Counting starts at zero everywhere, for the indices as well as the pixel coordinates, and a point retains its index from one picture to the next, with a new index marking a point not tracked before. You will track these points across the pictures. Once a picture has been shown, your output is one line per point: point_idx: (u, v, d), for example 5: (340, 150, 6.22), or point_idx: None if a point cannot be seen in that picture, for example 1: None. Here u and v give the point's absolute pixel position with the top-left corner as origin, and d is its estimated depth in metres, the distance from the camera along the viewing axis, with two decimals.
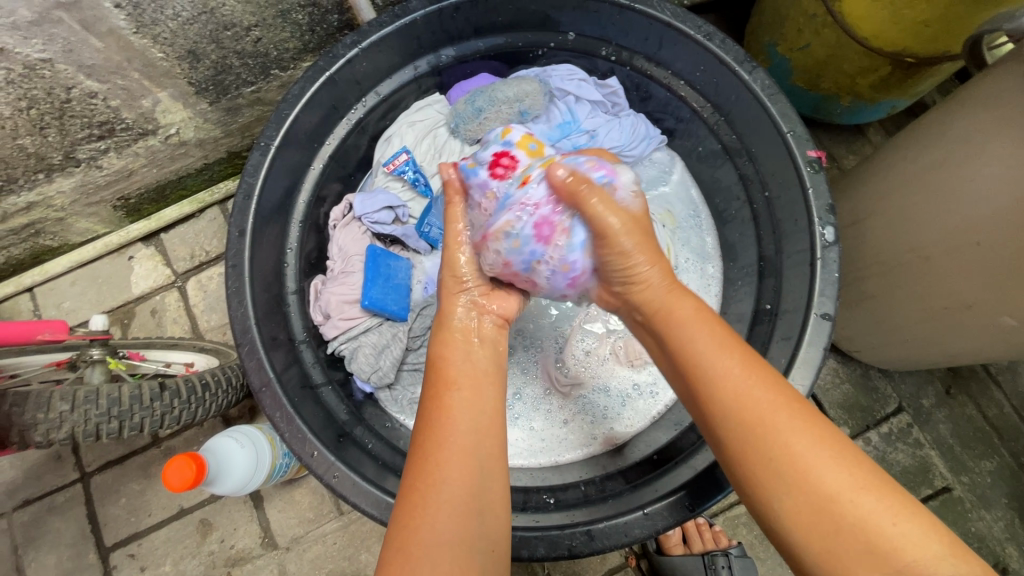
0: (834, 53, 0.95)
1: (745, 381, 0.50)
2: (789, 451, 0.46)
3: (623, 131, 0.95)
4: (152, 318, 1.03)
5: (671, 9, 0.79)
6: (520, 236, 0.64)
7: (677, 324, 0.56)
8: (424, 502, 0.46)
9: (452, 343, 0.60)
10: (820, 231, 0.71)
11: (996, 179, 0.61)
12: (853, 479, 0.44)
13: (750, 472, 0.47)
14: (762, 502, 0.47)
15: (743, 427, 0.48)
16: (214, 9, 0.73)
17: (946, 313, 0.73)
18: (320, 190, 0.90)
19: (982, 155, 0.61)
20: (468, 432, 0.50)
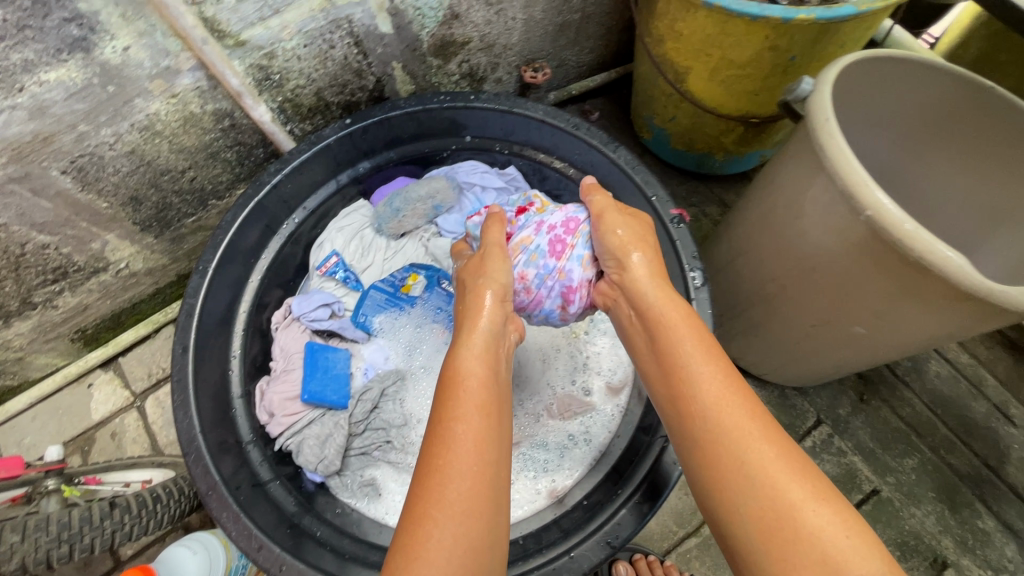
0: (695, 121, 1.12)
1: (717, 393, 0.58)
2: (755, 466, 0.52)
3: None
4: (112, 442, 1.07)
5: (542, 108, 0.96)
6: (536, 250, 0.81)
7: (664, 329, 0.65)
8: (433, 508, 0.49)
9: (475, 355, 0.64)
10: (690, 275, 0.83)
11: (815, 211, 0.72)
12: (812, 493, 0.49)
13: (717, 477, 0.54)
14: (729, 515, 0.52)
15: (710, 437, 0.55)
16: (150, 161, 0.86)
17: (816, 330, 0.83)
18: (261, 298, 1.00)
19: (804, 193, 0.73)
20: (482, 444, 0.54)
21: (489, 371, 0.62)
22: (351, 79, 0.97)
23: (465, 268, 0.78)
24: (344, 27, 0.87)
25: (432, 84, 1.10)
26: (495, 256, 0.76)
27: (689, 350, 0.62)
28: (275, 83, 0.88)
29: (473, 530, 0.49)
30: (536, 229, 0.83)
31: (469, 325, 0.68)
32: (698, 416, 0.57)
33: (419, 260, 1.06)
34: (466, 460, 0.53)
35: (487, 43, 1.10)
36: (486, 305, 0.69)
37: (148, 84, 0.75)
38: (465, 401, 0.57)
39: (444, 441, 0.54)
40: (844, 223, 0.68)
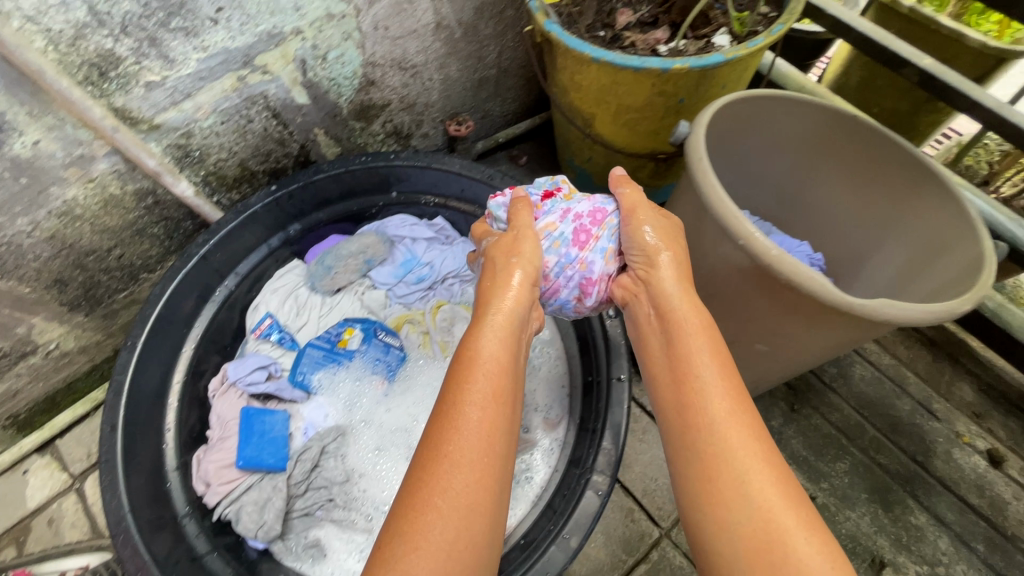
0: (610, 160, 1.19)
1: (726, 407, 0.60)
2: (751, 490, 0.54)
3: (457, 256, 1.12)
4: (49, 529, 1.03)
5: (458, 162, 1.04)
6: (560, 237, 0.76)
7: (684, 334, 0.66)
8: (435, 490, 0.52)
9: (492, 341, 0.64)
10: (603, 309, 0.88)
11: (704, 241, 0.78)
12: (801, 522, 0.51)
13: (712, 489, 0.55)
14: (718, 529, 0.54)
15: (715, 451, 0.57)
16: (73, 244, 0.88)
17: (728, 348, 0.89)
18: (197, 366, 1.00)
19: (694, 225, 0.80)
20: (488, 442, 0.56)
21: (504, 359, 0.63)
22: (274, 148, 1.01)
23: (494, 246, 0.75)
24: (260, 102, 0.92)
25: (358, 144, 1.16)
26: (527, 237, 0.73)
27: (705, 360, 0.63)
28: (195, 160, 0.92)
29: (474, 522, 0.51)
30: (563, 215, 0.78)
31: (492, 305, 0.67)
32: (705, 429, 0.59)
33: (355, 314, 1.09)
34: (473, 454, 0.55)
35: (408, 102, 1.16)
36: (512, 288, 0.68)
37: (63, 173, 0.78)
38: (478, 391, 0.59)
39: (455, 428, 0.56)
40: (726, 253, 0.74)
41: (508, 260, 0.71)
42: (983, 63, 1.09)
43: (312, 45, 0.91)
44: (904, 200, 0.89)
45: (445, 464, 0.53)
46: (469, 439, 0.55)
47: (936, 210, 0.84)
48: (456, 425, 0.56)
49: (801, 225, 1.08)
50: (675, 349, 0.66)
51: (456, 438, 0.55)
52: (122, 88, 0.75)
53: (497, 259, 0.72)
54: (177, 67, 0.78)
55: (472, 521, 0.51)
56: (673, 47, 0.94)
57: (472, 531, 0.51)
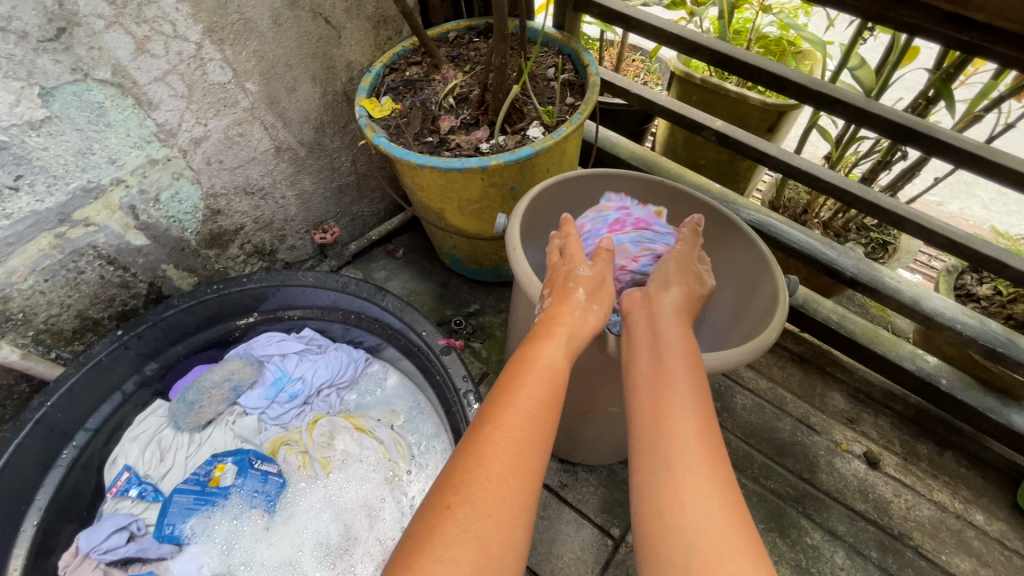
0: (472, 246, 1.25)
1: (695, 421, 0.59)
2: (718, 513, 0.51)
3: (329, 365, 1.10)
4: None
5: (312, 275, 1.06)
6: (635, 242, 0.95)
7: (680, 348, 0.67)
8: (478, 470, 0.53)
9: (556, 353, 0.65)
10: (466, 401, 0.89)
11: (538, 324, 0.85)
12: (751, 549, 0.49)
13: (672, 503, 0.53)
14: (675, 545, 0.50)
15: (687, 461, 0.55)
16: None
17: (588, 415, 0.92)
18: (44, 543, 0.91)
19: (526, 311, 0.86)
20: (529, 446, 0.56)
21: (558, 374, 0.64)
22: (116, 292, 0.99)
23: (581, 273, 0.76)
24: (89, 253, 0.91)
25: (217, 270, 1.15)
26: (604, 285, 0.78)
27: (684, 368, 0.64)
28: (19, 322, 0.88)
29: (496, 513, 0.50)
30: (649, 231, 0.96)
31: (558, 322, 0.69)
32: (676, 441, 0.57)
33: (227, 447, 1.03)
34: (511, 451, 0.55)
35: (264, 222, 1.18)
36: (585, 313, 0.71)
37: None
38: (531, 391, 0.61)
39: (497, 425, 0.57)
40: None
41: (580, 286, 0.74)
42: (769, 116, 1.27)
43: (139, 190, 0.92)
44: (719, 247, 0.99)
45: (483, 453, 0.55)
46: (506, 434, 0.56)
47: (741, 251, 0.95)
48: (493, 422, 0.58)
49: None
50: (659, 357, 0.66)
51: (495, 431, 0.56)
52: None
53: (581, 284, 0.74)
54: None
55: (497, 516, 0.50)
56: (494, 144, 1.03)
57: (499, 527, 0.50)
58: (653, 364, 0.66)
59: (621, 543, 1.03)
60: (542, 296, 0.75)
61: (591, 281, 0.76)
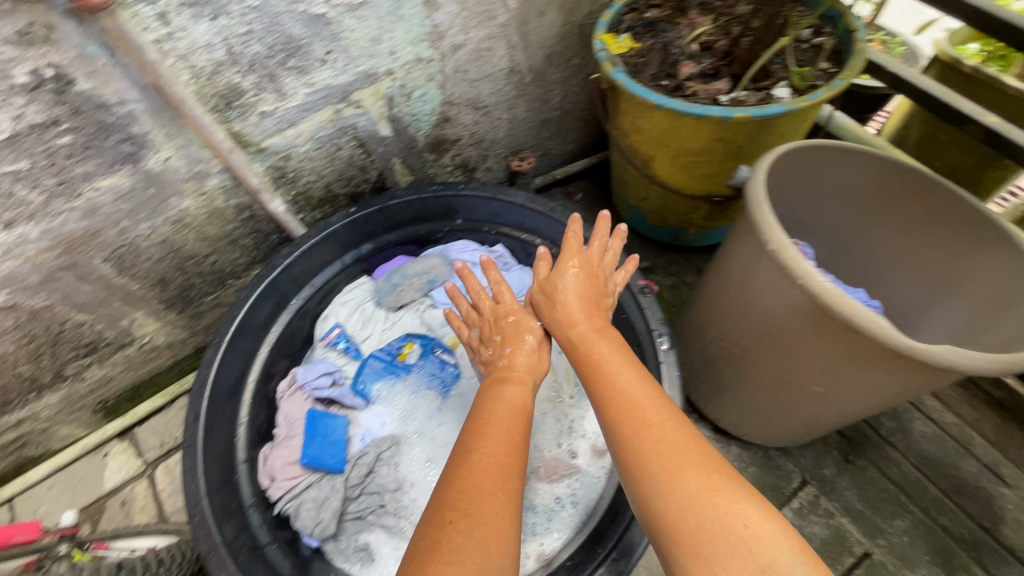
0: (665, 201, 1.24)
1: (635, 398, 0.63)
2: (679, 456, 0.56)
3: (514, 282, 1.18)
4: (121, 510, 1.13)
5: (524, 195, 1.11)
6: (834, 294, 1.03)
7: (591, 350, 0.73)
8: (458, 492, 0.57)
9: (498, 397, 0.73)
10: (658, 340, 0.89)
11: (757, 286, 0.82)
12: (708, 486, 0.53)
13: (632, 472, 0.58)
14: (651, 511, 0.55)
15: (638, 433, 0.59)
16: (179, 249, 0.98)
17: (778, 388, 0.88)
18: (269, 368, 1.08)
19: (752, 266, 0.82)
20: (505, 450, 0.63)
21: (510, 408, 0.71)
22: (356, 174, 1.11)
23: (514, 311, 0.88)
24: (350, 133, 1.02)
25: (429, 174, 1.25)
26: (511, 307, 0.88)
27: (626, 364, 0.69)
28: (289, 180, 1.02)
29: (490, 510, 0.56)
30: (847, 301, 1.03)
31: (507, 368, 0.80)
32: (631, 411, 0.62)
33: (415, 330, 1.15)
34: (492, 461, 0.61)
35: (476, 138, 1.25)
36: (525, 347, 0.83)
37: (182, 186, 0.89)
38: (496, 424, 0.67)
39: (478, 443, 0.63)
40: (778, 299, 0.78)
41: (531, 327, 0.86)
42: None
43: (401, 84, 1.01)
44: (970, 252, 0.88)
45: (468, 470, 0.59)
46: (488, 448, 0.62)
47: (997, 265, 0.84)
48: (473, 450, 0.63)
49: (857, 273, 1.09)
50: (601, 351, 0.73)
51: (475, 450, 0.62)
52: (241, 116, 0.86)
53: (513, 327, 0.86)
54: (287, 100, 0.89)
55: (492, 512, 0.56)
56: (734, 97, 0.99)
57: (496, 519, 0.55)
58: (598, 360, 0.71)
59: None
60: (494, 343, 0.86)
61: (514, 326, 0.86)
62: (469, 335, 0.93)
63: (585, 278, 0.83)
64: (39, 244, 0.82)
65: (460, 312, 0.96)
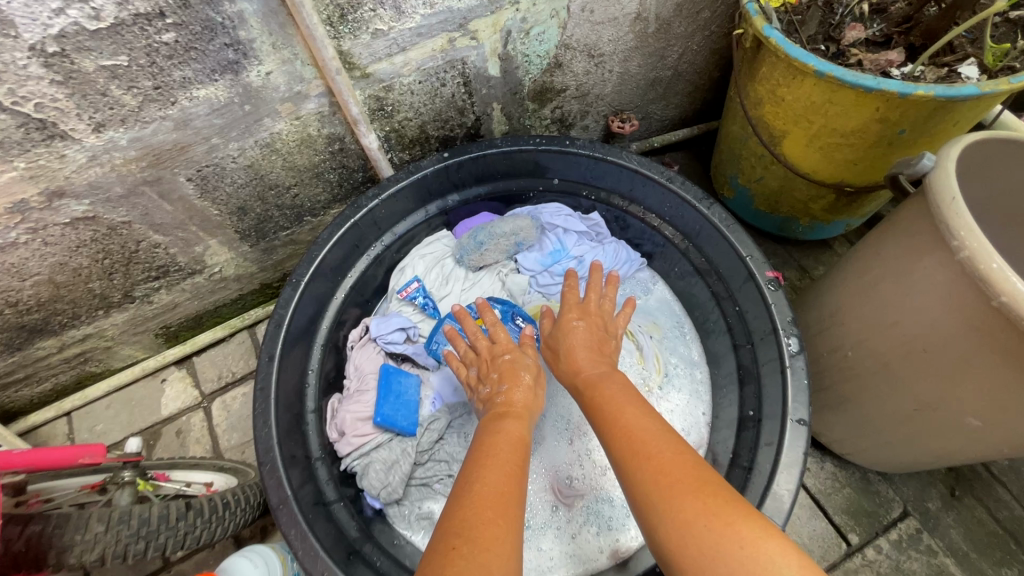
0: (784, 184, 1.11)
1: (642, 428, 0.65)
2: (680, 482, 0.56)
3: (607, 256, 1.07)
4: (177, 439, 1.11)
5: (638, 158, 0.96)
6: None
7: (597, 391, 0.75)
8: (464, 510, 0.56)
9: (500, 426, 0.72)
10: (785, 341, 0.79)
11: (929, 295, 0.70)
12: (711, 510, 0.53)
13: (643, 495, 0.57)
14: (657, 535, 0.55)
15: (646, 459, 0.60)
16: (264, 176, 0.91)
17: (917, 413, 0.77)
18: (340, 315, 1.02)
19: (921, 269, 0.70)
20: (507, 477, 0.61)
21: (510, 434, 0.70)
22: (453, 116, 1.00)
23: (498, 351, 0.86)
24: (458, 68, 0.92)
25: (525, 125, 1.13)
26: (505, 347, 0.86)
27: (634, 400, 0.71)
28: (386, 114, 0.92)
29: (494, 529, 0.53)
30: None
31: (507, 403, 0.78)
32: (635, 442, 0.63)
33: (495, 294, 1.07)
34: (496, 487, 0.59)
35: (581, 91, 1.13)
36: (518, 385, 0.81)
37: (279, 106, 0.80)
38: (502, 447, 0.66)
39: (480, 471, 0.61)
40: (960, 313, 0.66)
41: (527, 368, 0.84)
42: None
43: (522, 18, 0.89)
44: None
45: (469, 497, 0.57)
46: (491, 476, 0.61)
47: None
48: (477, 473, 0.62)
49: None
50: (608, 390, 0.74)
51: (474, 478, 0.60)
52: (353, 33, 0.76)
53: (509, 364, 0.83)
54: (404, 20, 0.79)
55: (497, 532, 0.53)
56: (907, 72, 0.85)
57: (498, 540, 0.53)
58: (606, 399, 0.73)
59: (856, 553, 0.93)
60: (491, 382, 0.82)
61: (508, 368, 0.82)
62: (467, 374, 0.88)
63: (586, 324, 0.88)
64: (128, 153, 0.75)
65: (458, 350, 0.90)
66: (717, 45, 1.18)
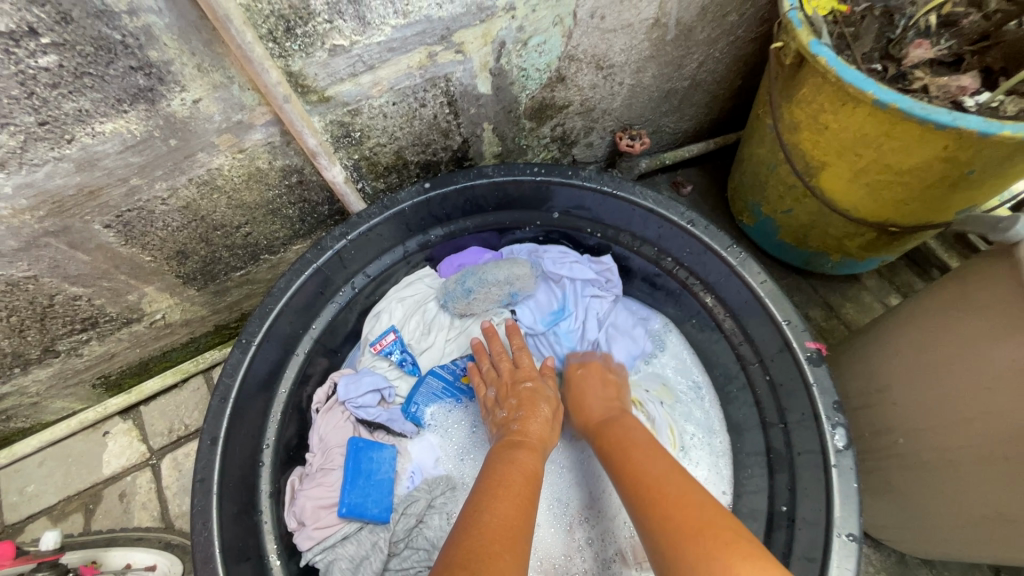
0: (817, 218, 0.96)
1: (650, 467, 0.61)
2: (692, 519, 0.52)
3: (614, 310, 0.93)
4: (119, 503, 0.97)
5: (653, 196, 0.81)
6: None
7: (618, 437, 0.69)
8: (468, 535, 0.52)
9: (511, 455, 0.66)
10: (830, 433, 0.66)
11: (1004, 379, 0.58)
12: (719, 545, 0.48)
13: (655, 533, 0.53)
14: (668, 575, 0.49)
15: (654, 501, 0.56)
16: (205, 216, 0.75)
17: (987, 521, 0.64)
18: (303, 373, 0.87)
19: (993, 350, 0.59)
20: (518, 508, 0.57)
21: (522, 463, 0.64)
22: (436, 139, 0.84)
23: (516, 373, 0.80)
24: (440, 86, 0.76)
25: (521, 146, 0.98)
26: (525, 372, 0.80)
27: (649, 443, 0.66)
28: (353, 141, 0.76)
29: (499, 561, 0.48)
30: None
31: (523, 432, 0.71)
32: (649, 485, 0.59)
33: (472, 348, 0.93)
34: (506, 519, 0.54)
35: (587, 107, 0.97)
36: (540, 411, 0.75)
37: (215, 139, 0.64)
38: (512, 475, 0.62)
39: (490, 500, 0.57)
40: None
41: (549, 399, 0.77)
42: None
43: (519, 26, 0.73)
44: None
45: (474, 527, 0.52)
46: (500, 508, 0.56)
47: None
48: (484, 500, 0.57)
49: None
50: (624, 433, 0.70)
51: (483, 509, 0.55)
52: (304, 50, 0.60)
53: (528, 391, 0.77)
54: (370, 32, 0.63)
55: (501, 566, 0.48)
56: (983, 102, 0.70)
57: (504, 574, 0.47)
58: (619, 440, 0.69)
59: None
60: (508, 408, 0.76)
61: (527, 399, 0.76)
62: (485, 394, 0.81)
63: (602, 372, 0.83)
64: (17, 202, 0.59)
65: (481, 366, 0.84)
66: (743, 51, 1.02)
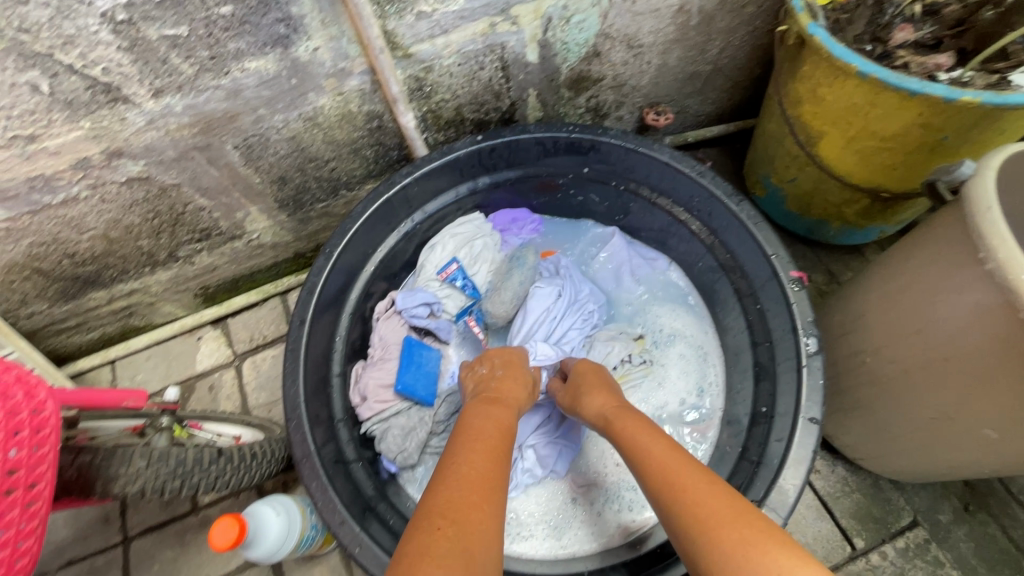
0: (818, 186, 1.09)
1: (656, 456, 0.64)
2: (707, 512, 0.53)
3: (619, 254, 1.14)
4: (209, 393, 1.17)
5: (669, 151, 0.96)
6: None
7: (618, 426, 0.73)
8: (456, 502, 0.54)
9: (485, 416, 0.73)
10: (804, 340, 0.79)
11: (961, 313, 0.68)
12: (732, 526, 0.51)
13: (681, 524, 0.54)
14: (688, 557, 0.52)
15: (667, 496, 0.58)
16: (304, 149, 0.95)
17: (934, 423, 0.77)
18: (368, 288, 1.05)
19: (954, 281, 0.68)
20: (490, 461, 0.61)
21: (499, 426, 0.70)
22: (489, 99, 1.02)
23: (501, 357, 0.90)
24: (497, 52, 0.93)
25: (559, 113, 1.14)
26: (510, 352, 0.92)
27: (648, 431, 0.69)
28: (424, 95, 0.95)
29: (479, 512, 0.53)
30: None
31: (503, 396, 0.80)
32: (667, 471, 0.60)
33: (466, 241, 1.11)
34: (485, 468, 0.60)
35: (618, 81, 1.13)
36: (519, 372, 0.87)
37: (323, 81, 0.84)
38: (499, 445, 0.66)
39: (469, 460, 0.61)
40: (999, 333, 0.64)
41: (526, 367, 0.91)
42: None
43: (564, 5, 0.90)
44: None
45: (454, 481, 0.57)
46: (478, 462, 0.60)
47: None
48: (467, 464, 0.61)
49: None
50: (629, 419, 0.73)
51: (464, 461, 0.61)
52: (398, 13, 0.79)
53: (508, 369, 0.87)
54: (448, 2, 0.81)
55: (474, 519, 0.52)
56: (955, 76, 0.84)
57: (479, 524, 0.52)
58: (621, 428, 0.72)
59: (861, 557, 0.93)
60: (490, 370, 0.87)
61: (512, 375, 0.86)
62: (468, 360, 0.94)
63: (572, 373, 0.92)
64: (182, 118, 0.79)
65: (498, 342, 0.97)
66: (761, 40, 1.16)
